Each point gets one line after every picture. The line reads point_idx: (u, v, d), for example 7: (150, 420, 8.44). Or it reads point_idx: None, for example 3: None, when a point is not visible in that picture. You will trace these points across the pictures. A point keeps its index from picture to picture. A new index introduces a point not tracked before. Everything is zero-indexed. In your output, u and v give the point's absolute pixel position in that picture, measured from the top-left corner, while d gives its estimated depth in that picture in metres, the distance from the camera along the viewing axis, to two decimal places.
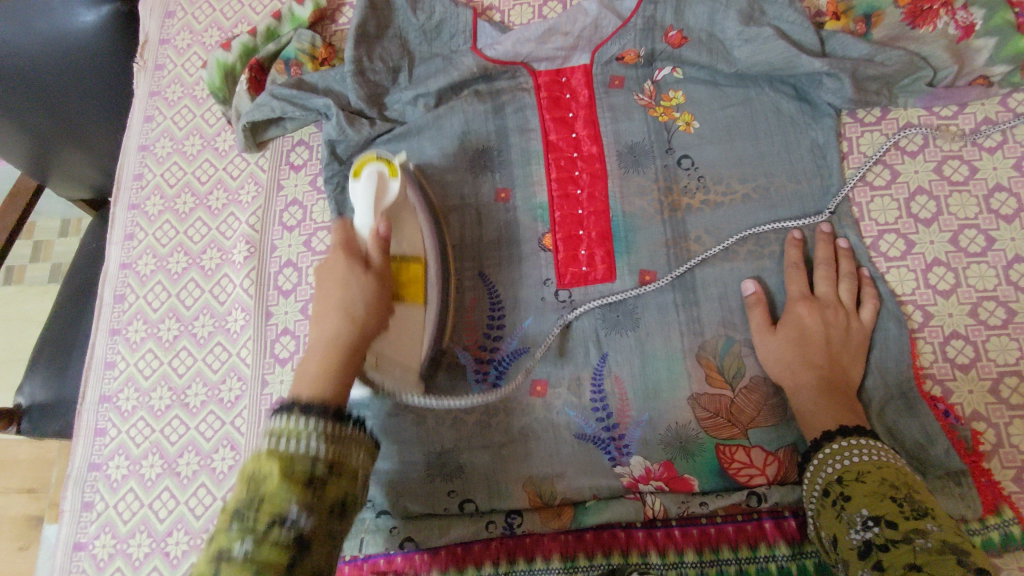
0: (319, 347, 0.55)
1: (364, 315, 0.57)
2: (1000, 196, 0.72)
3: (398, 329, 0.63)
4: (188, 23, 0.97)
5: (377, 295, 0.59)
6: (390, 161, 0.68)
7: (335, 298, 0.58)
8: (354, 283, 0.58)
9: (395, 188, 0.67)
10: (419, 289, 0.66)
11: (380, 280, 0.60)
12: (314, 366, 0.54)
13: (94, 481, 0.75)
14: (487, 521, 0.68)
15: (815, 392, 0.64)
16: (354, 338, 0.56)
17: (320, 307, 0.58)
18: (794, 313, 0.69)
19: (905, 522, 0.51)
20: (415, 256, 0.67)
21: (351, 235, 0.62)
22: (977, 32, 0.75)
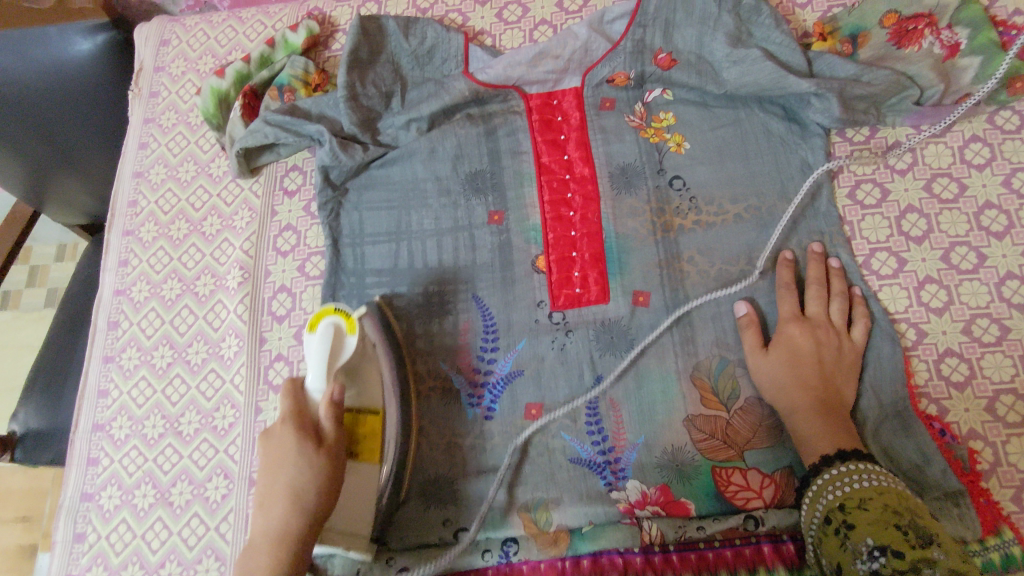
0: (265, 543, 0.55)
1: (313, 502, 0.57)
2: (991, 213, 0.72)
3: (350, 491, 0.63)
4: (182, 51, 0.96)
5: (332, 482, 0.58)
6: (349, 313, 0.64)
7: (282, 483, 0.57)
8: (297, 464, 0.57)
9: (352, 344, 0.63)
10: (374, 447, 0.65)
11: (334, 464, 0.59)
12: (262, 567, 0.54)
13: (87, 511, 0.74)
14: (482, 549, 0.67)
15: (810, 412, 0.64)
16: (301, 543, 0.55)
17: (265, 494, 0.57)
18: (786, 333, 0.68)
19: (913, 551, 0.51)
20: (371, 409, 0.66)
21: (304, 406, 0.61)
22: (962, 51, 0.75)
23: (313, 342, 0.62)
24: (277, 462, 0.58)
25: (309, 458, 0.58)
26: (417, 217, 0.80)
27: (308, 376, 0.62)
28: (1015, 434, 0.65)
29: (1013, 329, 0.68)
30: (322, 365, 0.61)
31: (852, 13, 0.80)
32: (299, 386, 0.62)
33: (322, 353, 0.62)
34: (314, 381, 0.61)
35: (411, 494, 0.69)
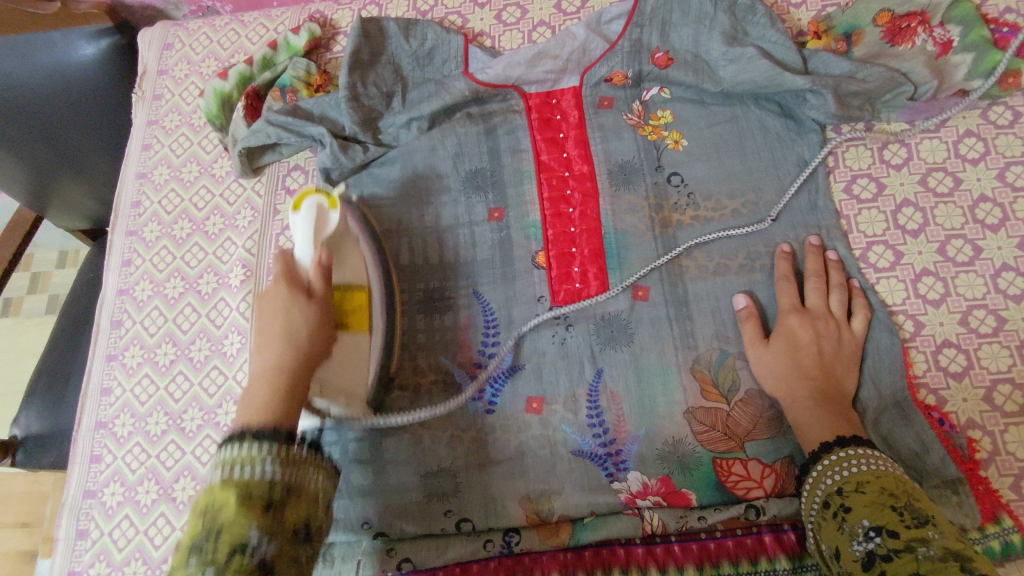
0: (261, 376, 0.55)
1: (306, 341, 0.58)
2: (985, 206, 0.73)
3: (343, 355, 0.65)
4: (186, 55, 0.97)
5: (321, 321, 0.60)
6: (330, 194, 0.70)
7: (276, 329, 0.58)
8: (289, 311, 0.59)
9: (335, 219, 0.69)
10: (362, 316, 0.68)
11: (324, 308, 0.61)
12: (261, 392, 0.54)
13: (90, 508, 0.74)
14: (484, 540, 0.67)
15: (809, 402, 0.64)
16: (298, 362, 0.57)
17: (261, 336, 0.58)
18: (786, 324, 0.69)
19: (906, 530, 0.50)
20: (359, 285, 0.68)
21: (293, 266, 0.63)
22: (954, 49, 0.77)
23: (299, 220, 0.68)
24: (275, 296, 0.60)
25: (302, 304, 0.60)
26: (417, 214, 0.81)
27: (297, 247, 0.67)
28: (1013, 423, 0.65)
29: (1010, 320, 0.69)
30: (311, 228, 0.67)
31: (846, 12, 0.81)
32: (288, 255, 0.66)
33: (310, 223, 0.67)
34: (304, 246, 0.67)
35: (413, 486, 0.69)
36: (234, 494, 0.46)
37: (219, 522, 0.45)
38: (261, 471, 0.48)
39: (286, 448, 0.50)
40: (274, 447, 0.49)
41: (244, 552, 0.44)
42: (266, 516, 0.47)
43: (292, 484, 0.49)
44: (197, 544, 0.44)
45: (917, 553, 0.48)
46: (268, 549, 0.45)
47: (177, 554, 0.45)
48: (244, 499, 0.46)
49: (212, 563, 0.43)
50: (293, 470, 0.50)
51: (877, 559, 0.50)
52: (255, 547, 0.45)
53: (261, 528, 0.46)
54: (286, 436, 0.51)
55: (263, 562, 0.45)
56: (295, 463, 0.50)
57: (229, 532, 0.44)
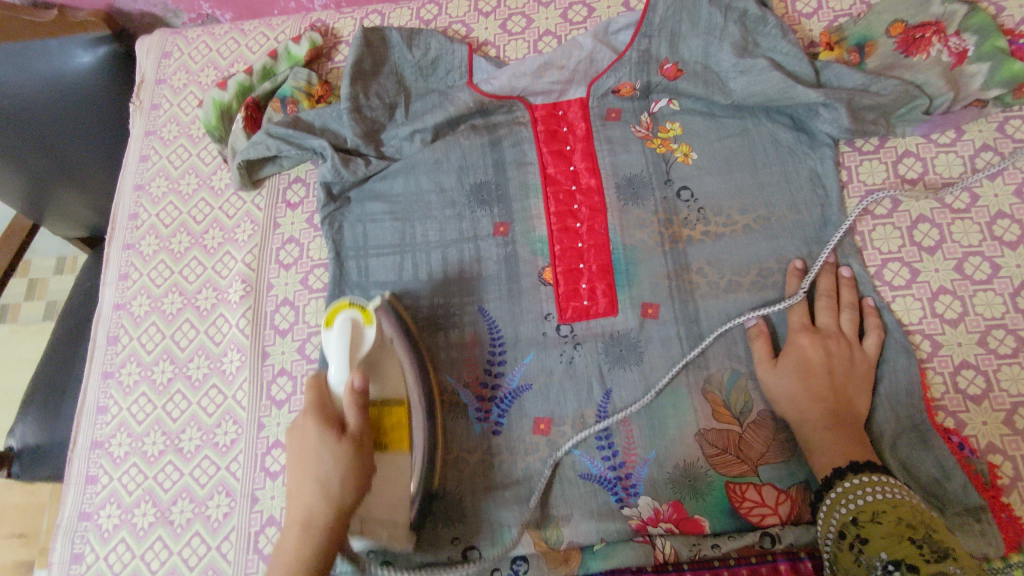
0: (295, 524, 0.52)
1: (340, 491, 0.54)
2: (1003, 222, 0.71)
3: (385, 481, 0.62)
4: (185, 63, 0.95)
5: (356, 465, 0.55)
6: (364, 305, 0.63)
7: (310, 469, 0.54)
8: (322, 451, 0.54)
9: (371, 335, 0.61)
10: (402, 435, 0.63)
11: (358, 447, 0.56)
12: (291, 547, 0.51)
13: (85, 531, 0.73)
14: (491, 569, 0.65)
15: (823, 425, 0.62)
16: (331, 524, 0.53)
17: (295, 482, 0.54)
18: (797, 343, 0.67)
19: (928, 565, 0.49)
20: (397, 399, 0.64)
21: (326, 398, 0.58)
22: (970, 58, 0.75)
23: (331, 337, 0.61)
24: (309, 444, 0.55)
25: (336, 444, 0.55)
26: (421, 229, 0.79)
27: (329, 372, 0.60)
28: None
29: None
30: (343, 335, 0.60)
31: (857, 23, 0.80)
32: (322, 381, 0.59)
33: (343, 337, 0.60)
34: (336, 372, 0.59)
35: (418, 511, 0.67)
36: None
37: None
38: None
39: None
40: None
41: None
42: None
43: None
44: None
45: None
46: None
47: None
48: None
49: None
50: None
51: None
52: None
53: None
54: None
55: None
56: None
57: None
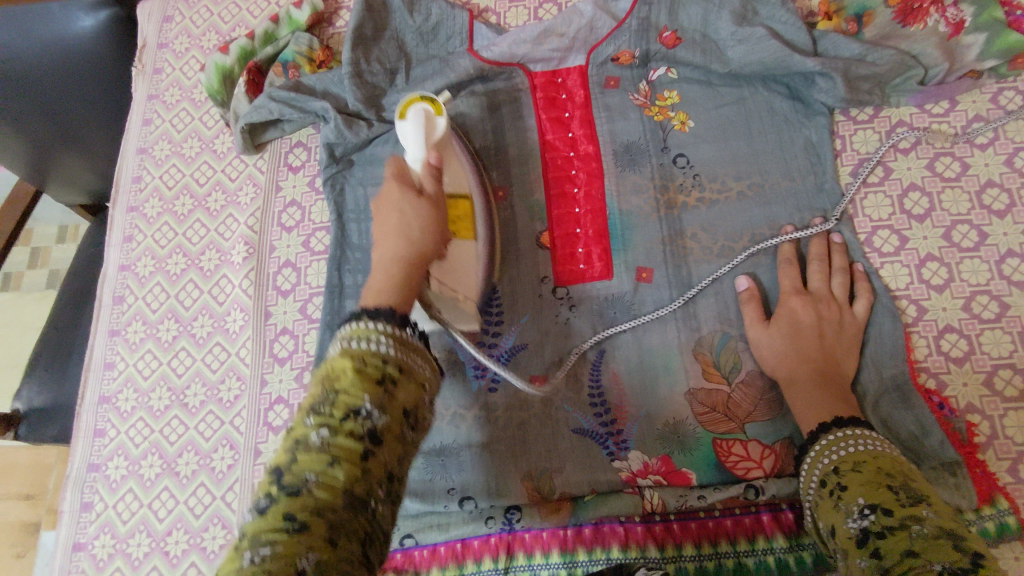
0: (383, 266, 0.56)
1: (419, 233, 0.58)
2: (992, 192, 0.73)
3: (455, 260, 0.67)
4: (186, 27, 0.96)
5: (433, 216, 0.61)
6: (434, 101, 0.72)
7: (393, 227, 0.58)
8: (402, 206, 0.60)
9: (441, 125, 0.71)
10: (465, 225, 0.70)
11: (434, 204, 0.62)
12: (380, 281, 0.54)
13: (94, 481, 0.75)
14: (486, 517, 0.68)
15: (810, 384, 0.64)
16: (415, 255, 0.57)
17: (378, 234, 0.59)
18: (788, 306, 0.69)
19: (902, 508, 0.51)
20: (461, 194, 0.71)
21: (402, 167, 0.64)
22: (966, 29, 0.76)
23: (406, 125, 0.71)
24: (392, 197, 0.60)
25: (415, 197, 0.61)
26: None
27: (409, 152, 0.70)
28: (1013, 408, 0.66)
29: (1013, 306, 0.69)
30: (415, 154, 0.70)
31: None
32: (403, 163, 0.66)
33: (416, 125, 0.70)
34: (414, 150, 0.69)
35: (416, 465, 0.69)
36: (351, 363, 0.46)
37: (337, 386, 0.45)
38: (379, 347, 0.48)
39: (400, 331, 0.50)
40: (390, 327, 0.49)
41: (356, 419, 0.44)
42: (379, 390, 0.46)
43: (404, 365, 0.48)
44: (315, 404, 0.45)
45: (912, 529, 0.49)
46: (380, 420, 0.45)
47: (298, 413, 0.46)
48: (359, 367, 0.46)
49: (328, 420, 0.43)
50: (406, 352, 0.49)
51: (872, 535, 0.51)
52: (367, 415, 0.44)
53: (373, 400, 0.45)
54: (402, 317, 0.51)
55: (375, 433, 0.45)
56: (409, 347, 0.50)
57: (345, 397, 0.44)
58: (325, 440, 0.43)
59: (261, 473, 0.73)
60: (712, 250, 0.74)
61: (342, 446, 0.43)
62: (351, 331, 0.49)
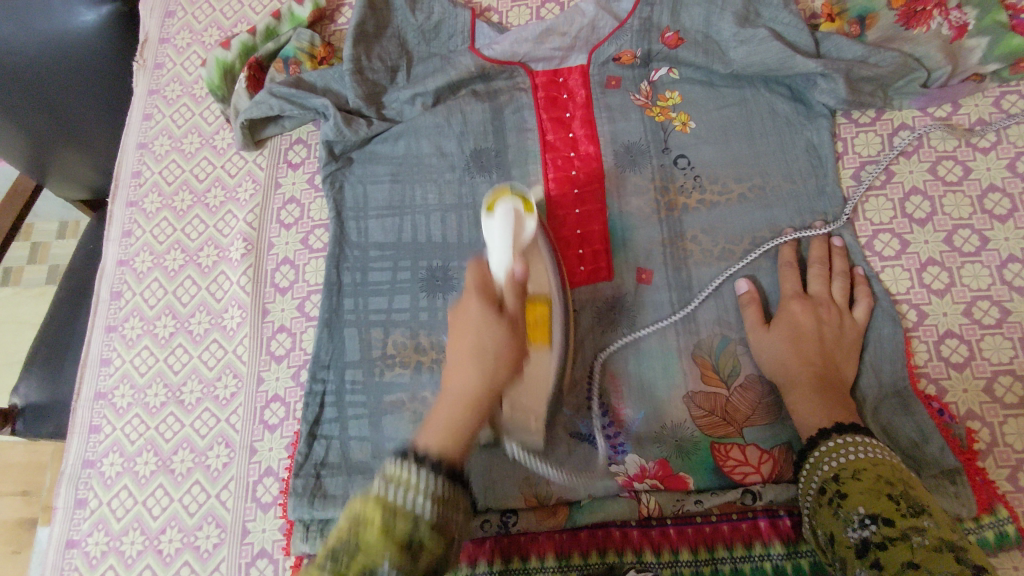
0: (450, 401, 0.56)
1: (495, 367, 0.57)
2: (994, 196, 0.73)
3: (530, 376, 0.64)
4: (188, 23, 0.97)
5: (512, 347, 0.58)
6: (525, 198, 0.66)
7: (467, 346, 0.58)
8: (480, 328, 0.58)
9: (531, 227, 0.65)
10: (543, 332, 0.65)
11: (513, 329, 0.59)
12: (443, 420, 0.54)
13: (88, 478, 0.75)
14: (482, 520, 0.67)
15: (809, 388, 0.64)
16: (483, 395, 0.56)
17: (455, 356, 0.58)
18: (788, 310, 0.69)
19: (903, 519, 0.50)
20: (540, 296, 0.65)
21: (488, 279, 0.60)
22: (970, 32, 0.75)
23: (494, 225, 0.64)
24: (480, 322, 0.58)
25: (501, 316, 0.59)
26: (420, 191, 0.80)
27: (494, 253, 0.64)
28: (1012, 415, 0.65)
29: (1014, 311, 0.68)
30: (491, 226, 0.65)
31: None
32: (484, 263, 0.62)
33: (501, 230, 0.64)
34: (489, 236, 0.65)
35: None
36: (380, 516, 0.46)
37: (359, 540, 0.45)
38: (414, 500, 0.47)
39: (446, 484, 0.49)
40: (432, 484, 0.49)
41: None
42: (404, 556, 0.45)
43: (438, 528, 0.47)
44: (337, 548, 0.46)
45: (912, 541, 0.49)
46: None
47: (324, 546, 0.47)
48: (386, 523, 0.46)
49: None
50: (446, 508, 0.49)
51: (872, 546, 0.51)
52: None
53: (393, 565, 0.45)
54: (450, 475, 0.50)
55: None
56: (447, 502, 0.49)
57: (362, 558, 0.45)
58: None
59: (256, 472, 0.72)
60: (713, 249, 0.74)
61: None
62: (394, 475, 0.49)
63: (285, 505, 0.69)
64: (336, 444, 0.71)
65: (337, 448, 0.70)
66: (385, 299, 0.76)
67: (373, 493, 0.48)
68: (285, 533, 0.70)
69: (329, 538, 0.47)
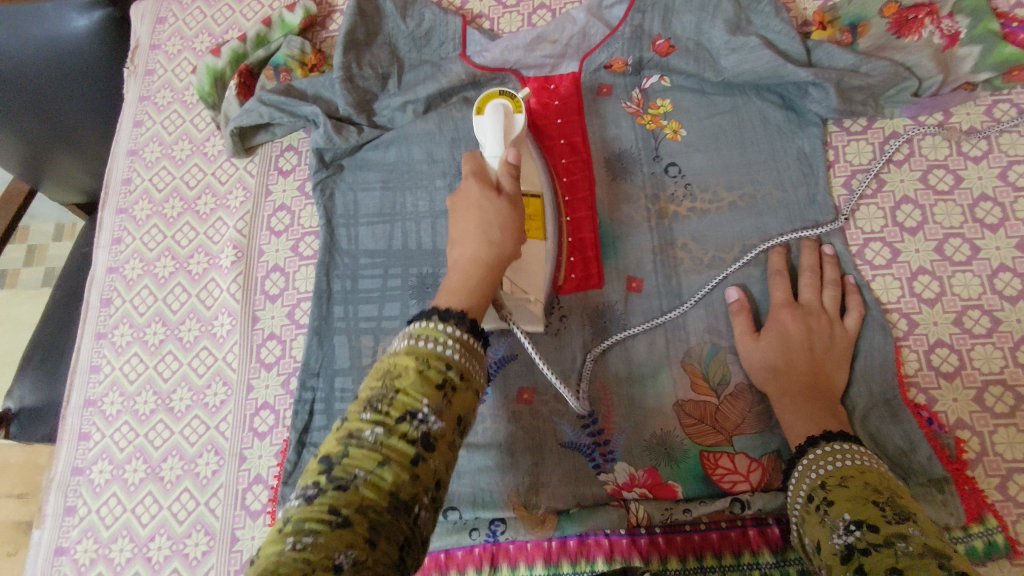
0: (460, 267, 0.54)
1: (500, 235, 0.55)
2: (985, 205, 0.72)
3: (528, 259, 0.68)
4: (178, 29, 0.96)
5: (514, 219, 0.57)
6: (513, 97, 0.70)
7: (472, 221, 0.56)
8: (481, 205, 0.56)
9: (519, 122, 0.68)
10: (537, 224, 0.69)
11: (513, 203, 0.58)
12: (455, 282, 0.53)
13: (77, 485, 0.74)
14: (470, 529, 0.67)
15: (797, 397, 0.64)
16: (496, 258, 0.54)
17: (456, 233, 0.56)
18: (778, 318, 0.69)
19: (888, 525, 0.49)
20: (534, 193, 0.71)
21: (483, 166, 0.61)
22: (962, 41, 0.75)
23: (484, 122, 0.67)
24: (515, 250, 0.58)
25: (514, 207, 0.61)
26: (411, 199, 0.80)
27: (487, 149, 0.67)
28: (1002, 425, 0.65)
29: (1005, 321, 0.68)
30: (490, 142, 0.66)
31: (851, 2, 0.79)
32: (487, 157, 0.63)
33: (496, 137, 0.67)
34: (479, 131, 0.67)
35: None
36: (415, 362, 0.47)
37: (397, 384, 0.46)
38: (443, 349, 0.48)
39: (468, 336, 0.50)
40: (459, 331, 0.49)
41: (412, 421, 0.44)
42: (438, 394, 0.46)
43: (466, 373, 0.48)
44: (373, 398, 0.46)
45: (897, 547, 0.47)
46: (435, 425, 0.45)
47: (354, 405, 0.46)
48: (421, 367, 0.46)
49: (383, 419, 0.44)
50: (471, 359, 0.49)
51: (856, 551, 0.49)
52: (423, 419, 0.44)
53: (431, 404, 0.45)
54: (472, 323, 0.51)
55: (428, 437, 0.44)
56: (471, 354, 0.50)
57: (402, 398, 0.45)
58: (378, 437, 0.43)
59: (246, 480, 0.72)
60: (704, 257, 0.74)
61: (393, 444, 0.43)
62: (420, 329, 0.49)
63: (274, 513, 0.69)
64: None
65: None
66: (375, 307, 0.76)
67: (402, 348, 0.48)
68: None
69: (358, 396, 0.47)
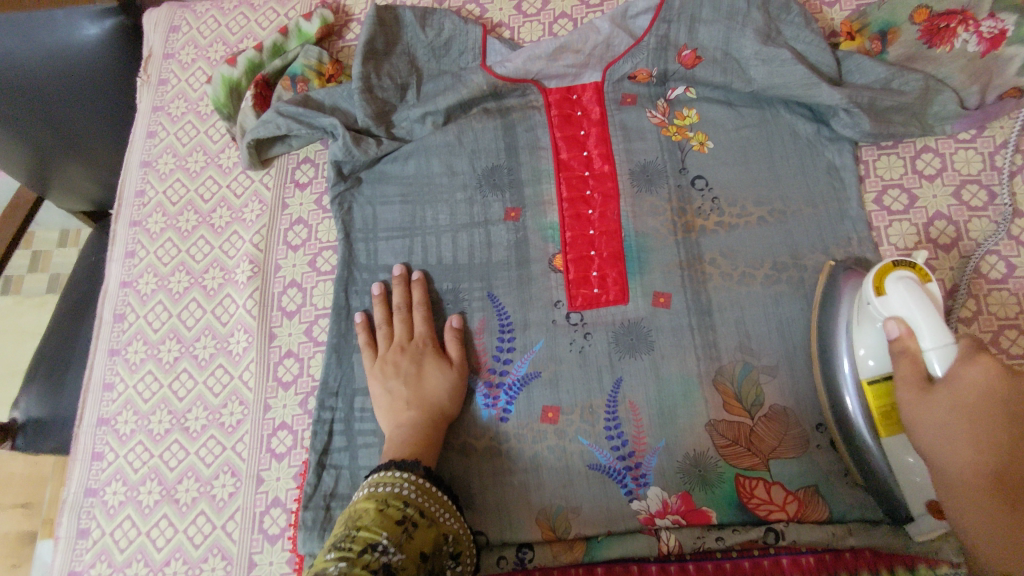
0: (397, 434, 0.65)
1: (436, 396, 0.68)
2: (1021, 222, 0.71)
3: (965, 410, 0.49)
4: (193, 38, 0.95)
5: (996, 409, 0.48)
6: (916, 266, 0.59)
7: (405, 396, 0.68)
8: (439, 380, 0.69)
9: (937, 294, 0.57)
10: (891, 417, 0.58)
11: (1011, 419, 0.48)
12: (398, 445, 0.63)
13: (91, 507, 0.73)
14: (498, 556, 0.66)
15: (972, 492, 0.47)
16: (427, 418, 0.66)
17: (424, 401, 0.67)
18: (959, 374, 0.51)
19: None
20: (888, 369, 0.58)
21: (915, 359, 0.54)
22: (1009, 39, 0.71)
23: (893, 297, 0.56)
24: (913, 403, 0.53)
25: (920, 403, 0.52)
26: (431, 212, 0.78)
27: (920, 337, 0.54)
28: None
29: None
30: (869, 426, 0.59)
31: (882, 7, 0.77)
32: (907, 338, 0.54)
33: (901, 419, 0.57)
34: (856, 401, 0.60)
35: None
36: (375, 504, 0.54)
37: (360, 523, 0.52)
38: (400, 490, 0.57)
39: (424, 481, 0.59)
40: (414, 476, 0.58)
41: (373, 552, 0.50)
42: (398, 529, 0.53)
43: (422, 511, 0.56)
44: (336, 541, 0.51)
45: None
46: (394, 556, 0.50)
47: (317, 556, 0.51)
48: (380, 507, 0.54)
49: (346, 553, 0.49)
50: (426, 498, 0.57)
51: None
52: (383, 549, 0.50)
53: (390, 537, 0.51)
54: (425, 468, 0.60)
55: (389, 570, 0.49)
56: (424, 494, 0.58)
57: (366, 532, 0.51)
58: (342, 569, 0.48)
59: (263, 502, 0.70)
60: (735, 272, 0.71)
61: (355, 571, 0.47)
62: (378, 477, 0.58)
63: (294, 537, 0.67)
64: (345, 474, 0.69)
65: (347, 478, 0.68)
66: None
67: (365, 490, 0.57)
68: (294, 566, 0.67)
69: (323, 546, 0.52)
